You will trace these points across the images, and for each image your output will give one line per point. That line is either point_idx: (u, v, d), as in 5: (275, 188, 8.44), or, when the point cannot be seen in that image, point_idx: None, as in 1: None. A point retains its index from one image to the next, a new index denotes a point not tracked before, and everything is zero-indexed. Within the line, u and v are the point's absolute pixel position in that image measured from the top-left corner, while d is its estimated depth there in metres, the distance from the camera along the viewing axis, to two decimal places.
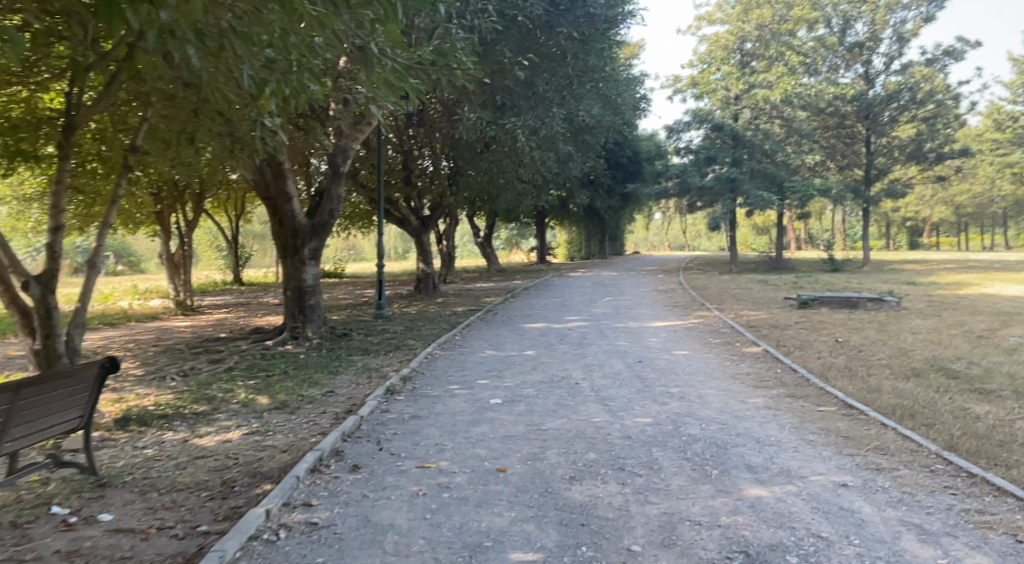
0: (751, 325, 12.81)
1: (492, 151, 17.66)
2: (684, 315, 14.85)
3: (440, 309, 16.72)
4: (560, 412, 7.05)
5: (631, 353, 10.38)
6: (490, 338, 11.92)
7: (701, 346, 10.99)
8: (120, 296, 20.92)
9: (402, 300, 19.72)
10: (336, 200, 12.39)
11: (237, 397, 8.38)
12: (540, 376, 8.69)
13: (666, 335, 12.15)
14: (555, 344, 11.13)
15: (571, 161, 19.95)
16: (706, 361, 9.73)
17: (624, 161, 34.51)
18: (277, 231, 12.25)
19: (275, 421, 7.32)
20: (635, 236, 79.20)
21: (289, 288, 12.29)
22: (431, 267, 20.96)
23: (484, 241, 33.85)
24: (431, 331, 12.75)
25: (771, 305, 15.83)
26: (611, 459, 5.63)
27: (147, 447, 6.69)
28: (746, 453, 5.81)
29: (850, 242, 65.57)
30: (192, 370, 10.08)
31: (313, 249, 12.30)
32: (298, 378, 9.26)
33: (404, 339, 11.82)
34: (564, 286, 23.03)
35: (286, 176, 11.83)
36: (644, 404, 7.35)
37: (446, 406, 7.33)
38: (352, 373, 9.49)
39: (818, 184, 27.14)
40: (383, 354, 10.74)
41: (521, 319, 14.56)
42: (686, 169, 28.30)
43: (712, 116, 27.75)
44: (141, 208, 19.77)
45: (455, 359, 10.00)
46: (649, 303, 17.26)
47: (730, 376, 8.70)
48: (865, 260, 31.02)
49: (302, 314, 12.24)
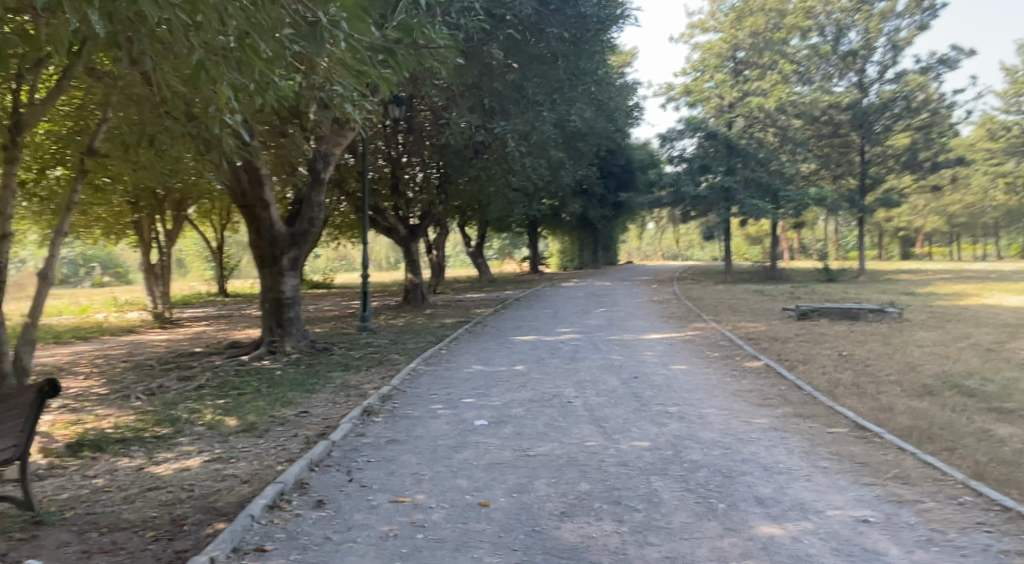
0: (750, 337, 12.32)
1: (481, 158, 17.19)
2: (680, 327, 14.35)
3: (428, 321, 16.17)
4: (550, 435, 6.50)
5: (626, 368, 9.86)
6: (478, 352, 11.38)
7: (699, 360, 10.48)
8: (97, 309, 20.28)
9: (389, 312, 19.14)
10: (317, 208, 11.85)
11: (203, 419, 7.80)
12: (529, 394, 8.15)
13: (661, 348, 11.64)
14: (546, 359, 10.59)
15: (563, 169, 19.50)
16: (706, 377, 9.21)
17: (616, 170, 34.14)
18: (254, 240, 11.69)
19: (241, 447, 6.75)
20: (628, 246, 78.87)
21: (267, 300, 11.74)
22: (419, 278, 20.41)
23: (474, 251, 33.33)
24: (416, 345, 12.20)
25: (769, 316, 15.37)
26: (606, 491, 5.08)
27: (98, 477, 6.11)
28: (754, 483, 5.28)
29: (843, 252, 65.44)
30: (160, 389, 9.49)
31: (292, 259, 11.74)
32: (272, 397, 8.70)
33: (387, 354, 11.26)
34: (556, 297, 22.53)
35: (264, 183, 11.28)
36: (641, 425, 6.82)
37: (427, 428, 6.78)
38: (330, 391, 8.93)
39: (814, 194, 26.77)
40: (365, 369, 10.18)
41: (511, 331, 14.02)
42: (679, 178, 27.92)
43: (706, 124, 27.31)
44: (120, 217, 19.18)
45: (440, 375, 9.45)
46: (644, 315, 16.75)
47: (732, 393, 8.18)
48: (860, 270, 30.68)
49: (281, 328, 11.68)
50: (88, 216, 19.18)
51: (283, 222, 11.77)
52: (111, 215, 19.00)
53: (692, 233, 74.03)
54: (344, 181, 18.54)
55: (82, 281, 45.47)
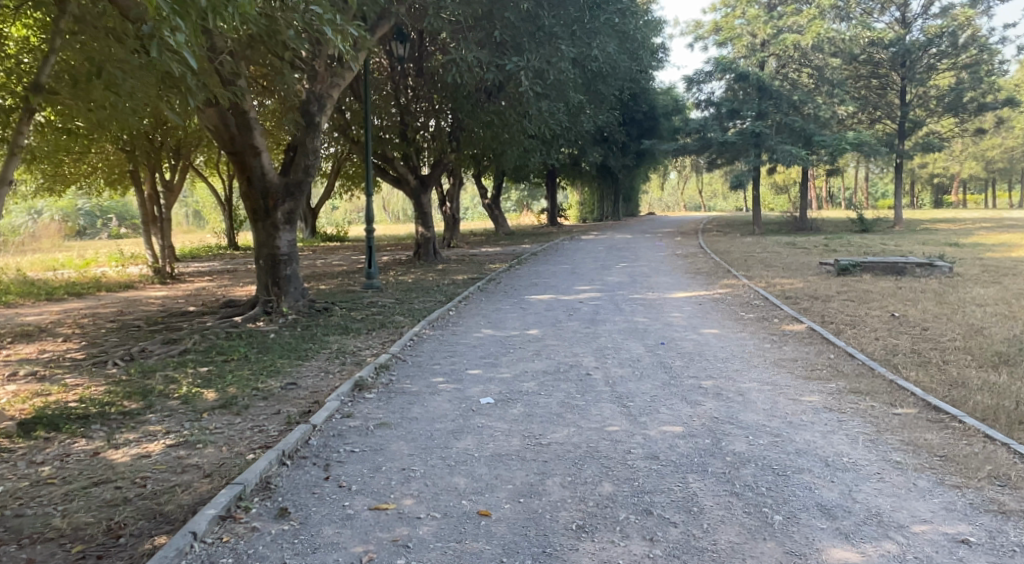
0: (788, 295, 11.27)
1: (494, 100, 15.98)
2: (709, 283, 13.30)
3: (438, 278, 15.25)
4: (566, 417, 5.58)
5: (651, 333, 8.89)
6: (489, 313, 10.46)
7: (733, 322, 9.48)
8: (99, 263, 19.59)
9: (399, 267, 18.22)
10: (314, 155, 10.82)
11: (178, 392, 6.95)
12: (543, 364, 7.23)
13: (689, 309, 10.63)
14: (563, 321, 9.64)
15: (582, 114, 18.28)
16: (742, 343, 8.22)
17: (639, 117, 32.66)
18: (245, 191, 10.71)
19: (213, 427, 5.91)
20: (649, 197, 77.05)
21: (261, 256, 10.85)
22: (431, 231, 19.46)
23: (490, 203, 32.14)
24: (423, 305, 11.31)
25: (805, 272, 14.24)
26: (634, 495, 4.16)
27: (45, 464, 5.29)
28: (815, 486, 4.33)
29: (873, 201, 63.32)
30: (142, 354, 8.70)
31: (287, 212, 10.80)
32: (260, 365, 7.86)
33: (390, 315, 10.36)
34: (575, 250, 21.50)
35: (253, 127, 10.32)
36: (671, 405, 5.88)
37: (424, 407, 5.90)
38: (323, 358, 8.06)
39: (851, 138, 25.15)
40: (366, 333, 9.31)
41: (526, 289, 13.07)
42: (707, 124, 26.66)
43: (737, 64, 25.70)
44: (115, 165, 18.19)
45: (445, 341, 8.54)
46: (668, 270, 15.69)
47: (774, 364, 7.21)
48: (896, 220, 29.22)
49: (276, 286, 10.80)
50: (85, 165, 18.33)
51: (277, 171, 10.79)
52: (107, 164, 18.11)
53: (716, 181, 72.09)
54: (349, 129, 17.46)
55: (99, 233, 44.97)
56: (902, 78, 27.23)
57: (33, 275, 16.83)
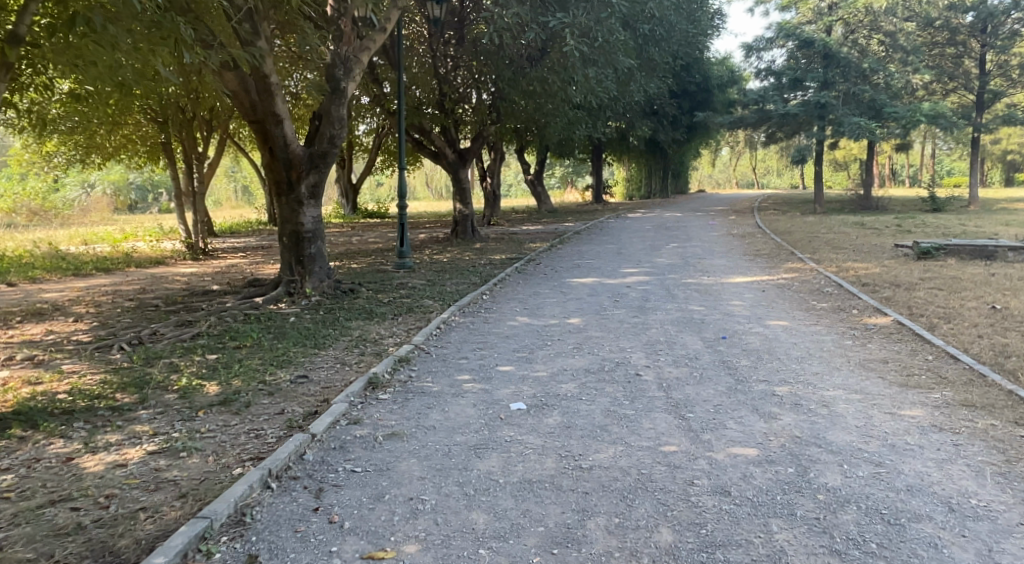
0: (864, 282, 10.07)
1: (539, 66, 14.92)
2: (770, 267, 12.13)
3: (476, 258, 14.39)
4: (613, 431, 4.65)
5: (710, 324, 7.84)
6: (527, 298, 9.56)
7: (804, 314, 8.37)
8: (137, 237, 19.23)
9: (436, 246, 17.38)
10: (341, 124, 9.96)
11: (177, 384, 6.20)
12: (586, 362, 6.27)
13: (751, 296, 9.51)
14: (609, 309, 8.67)
15: (632, 83, 17.12)
16: (817, 340, 7.13)
17: (691, 89, 31.12)
18: (267, 162, 9.93)
19: (204, 429, 5.11)
20: (700, 174, 74.73)
21: (285, 232, 10.11)
22: (470, 208, 18.61)
23: (535, 179, 31.10)
24: (457, 287, 10.44)
25: (878, 256, 12.94)
26: (701, 552, 3.22)
27: (8, 473, 4.56)
28: (942, 541, 3.32)
29: (938, 180, 60.16)
30: (151, 337, 7.98)
31: (312, 185, 10.02)
32: (273, 353, 7.10)
33: (420, 299, 9.53)
34: (622, 229, 20.38)
35: (275, 93, 9.51)
36: (741, 418, 4.89)
37: (446, 414, 5.01)
38: (341, 348, 7.26)
39: (927, 109, 23.27)
40: (392, 319, 8.49)
41: (568, 271, 12.12)
42: (766, 94, 25.27)
43: (800, 30, 24.25)
44: (149, 136, 17.62)
45: (477, 330, 7.66)
46: (724, 251, 14.52)
47: (860, 367, 6.13)
48: (970, 199, 27.20)
49: (300, 265, 10.07)
50: (120, 136, 17.90)
51: (300, 141, 9.98)
52: (141, 136, 17.61)
53: (771, 158, 69.49)
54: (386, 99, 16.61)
55: (150, 208, 45.40)
56: (983, 45, 25.34)
57: (67, 250, 16.45)
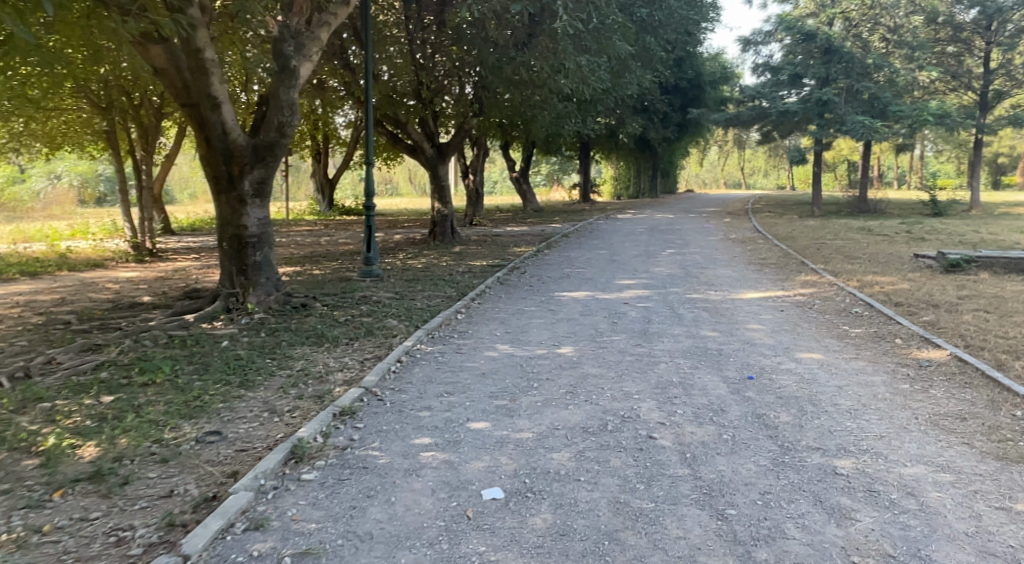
0: (898, 302, 8.79)
1: (526, 52, 13.50)
2: (782, 280, 10.83)
3: (453, 265, 12.95)
4: (629, 545, 3.24)
5: (731, 358, 6.44)
6: (509, 318, 8.16)
7: (841, 345, 7.00)
8: (82, 234, 17.41)
9: (412, 249, 15.90)
10: (291, 110, 8.42)
11: (44, 444, 4.68)
12: (583, 418, 4.86)
13: (770, 318, 8.15)
14: (606, 336, 7.29)
15: (626, 74, 15.78)
16: (865, 382, 5.78)
17: (683, 86, 29.90)
18: (204, 153, 8.39)
19: (49, 528, 3.61)
20: (686, 173, 73.66)
21: (225, 237, 8.54)
22: (449, 208, 17.13)
23: (520, 176, 29.70)
24: (429, 303, 9.00)
25: (899, 267, 11.72)
26: None
27: None
28: None
29: (926, 181, 59.56)
30: (43, 369, 6.42)
31: (257, 181, 8.46)
32: (185, 394, 5.57)
33: (383, 318, 8.06)
34: (613, 231, 19.07)
35: (210, 71, 7.98)
36: (807, 519, 3.50)
37: (389, 509, 3.57)
38: (275, 387, 5.79)
39: (934, 108, 22.17)
40: (345, 346, 7.02)
41: (557, 283, 10.72)
42: (763, 90, 24.11)
43: (802, 23, 22.96)
44: (92, 125, 15.82)
45: (447, 364, 6.23)
46: (727, 259, 13.21)
47: (935, 426, 4.79)
48: (972, 203, 26.17)
49: (243, 276, 8.54)
50: (61, 122, 16.12)
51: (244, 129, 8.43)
52: (83, 123, 15.84)
53: (759, 157, 68.80)
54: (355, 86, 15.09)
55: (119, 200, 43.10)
56: (987, 43, 24.36)
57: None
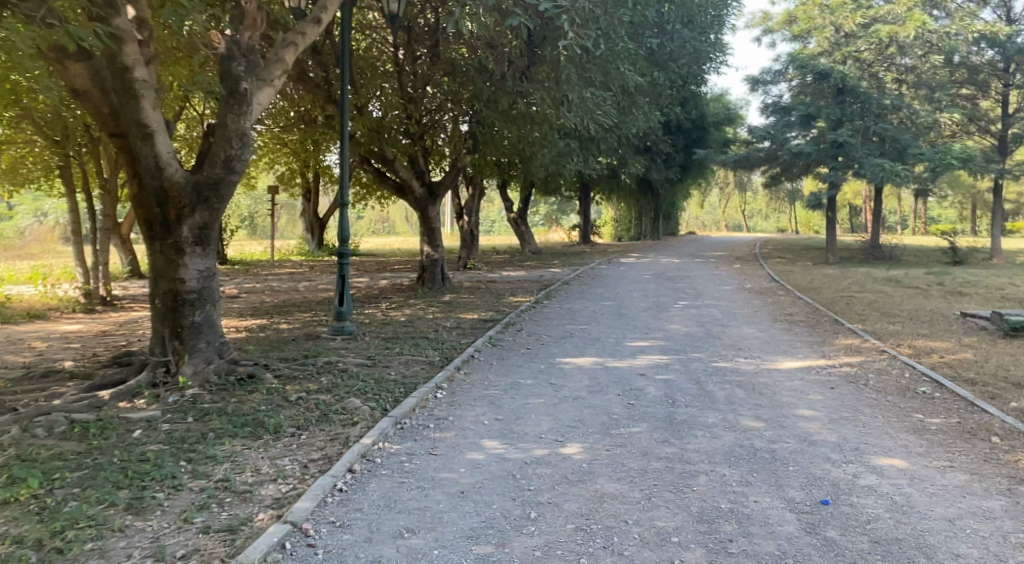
0: (972, 380, 7.30)
1: (526, 82, 12.17)
2: (820, 344, 9.36)
3: (441, 318, 11.47)
4: None
5: (791, 468, 4.89)
6: (501, 397, 6.63)
7: (924, 444, 5.48)
8: (36, 278, 15.83)
9: (396, 298, 14.43)
10: (242, 142, 6.99)
11: None
12: None
13: (821, 400, 6.66)
14: (623, 426, 5.77)
15: (633, 111, 14.48)
16: (984, 512, 4.25)
17: (686, 127, 28.90)
18: (135, 193, 6.94)
19: None
20: (687, 215, 72.84)
21: (158, 293, 7.04)
22: (439, 253, 15.69)
23: (517, 218, 28.37)
24: (406, 372, 7.47)
25: (949, 329, 10.26)
26: None
27: None
28: None
29: (930, 226, 58.51)
30: None
31: (198, 227, 6.99)
32: (43, 527, 3.99)
33: (344, 396, 6.50)
34: (617, 278, 17.65)
35: (141, 94, 6.57)
36: None
37: None
38: (179, 515, 4.22)
39: (958, 151, 21.01)
40: (288, 440, 5.47)
41: (559, 344, 9.24)
42: (775, 131, 22.86)
43: (815, 61, 21.87)
44: (47, 159, 14.31)
45: (415, 474, 4.68)
46: (749, 315, 11.76)
47: None
48: (993, 250, 24.84)
49: (178, 340, 7.02)
50: (13, 153, 14.60)
51: (184, 164, 6.98)
52: (37, 155, 14.34)
53: (760, 199, 67.92)
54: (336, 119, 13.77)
55: None
56: (1007, 85, 23.32)
57: None
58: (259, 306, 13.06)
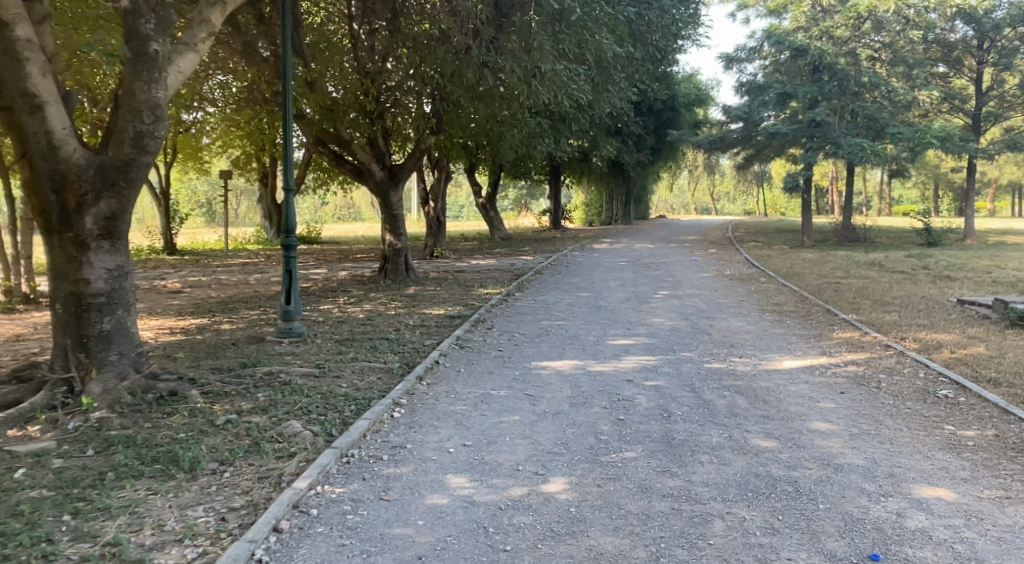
0: (996, 380, 6.52)
1: (493, 53, 11.09)
2: (819, 338, 8.55)
3: (403, 314, 10.43)
4: None
5: (821, 506, 4.03)
6: (470, 415, 5.65)
7: (966, 466, 4.65)
8: None
9: (356, 290, 13.35)
10: (155, 115, 5.86)
11: None
12: None
13: (837, 409, 5.81)
14: (617, 451, 4.84)
15: (607, 87, 13.54)
16: None
17: (657, 108, 28.06)
18: (26, 177, 5.78)
19: None
20: (655, 198, 72.39)
21: (58, 296, 5.91)
22: (401, 241, 14.60)
23: (485, 202, 27.27)
24: (359, 384, 6.44)
25: (950, 318, 9.55)
26: None
27: None
28: None
29: (895, 206, 58.87)
30: None
31: (106, 216, 5.87)
32: None
33: (283, 418, 5.46)
34: (591, 266, 16.77)
35: (26, 56, 5.41)
36: None
37: None
38: None
39: (936, 129, 20.50)
40: (207, 481, 4.44)
41: (535, 344, 8.28)
42: (751, 110, 22.11)
43: (792, 37, 21.08)
44: None
45: (359, 531, 3.70)
46: (736, 306, 10.93)
47: None
48: (967, 231, 24.54)
49: (84, 351, 5.90)
50: None
51: (86, 142, 5.83)
52: None
53: (728, 181, 67.68)
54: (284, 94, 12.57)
55: None
56: (983, 62, 22.90)
57: None
58: (202, 302, 11.88)
